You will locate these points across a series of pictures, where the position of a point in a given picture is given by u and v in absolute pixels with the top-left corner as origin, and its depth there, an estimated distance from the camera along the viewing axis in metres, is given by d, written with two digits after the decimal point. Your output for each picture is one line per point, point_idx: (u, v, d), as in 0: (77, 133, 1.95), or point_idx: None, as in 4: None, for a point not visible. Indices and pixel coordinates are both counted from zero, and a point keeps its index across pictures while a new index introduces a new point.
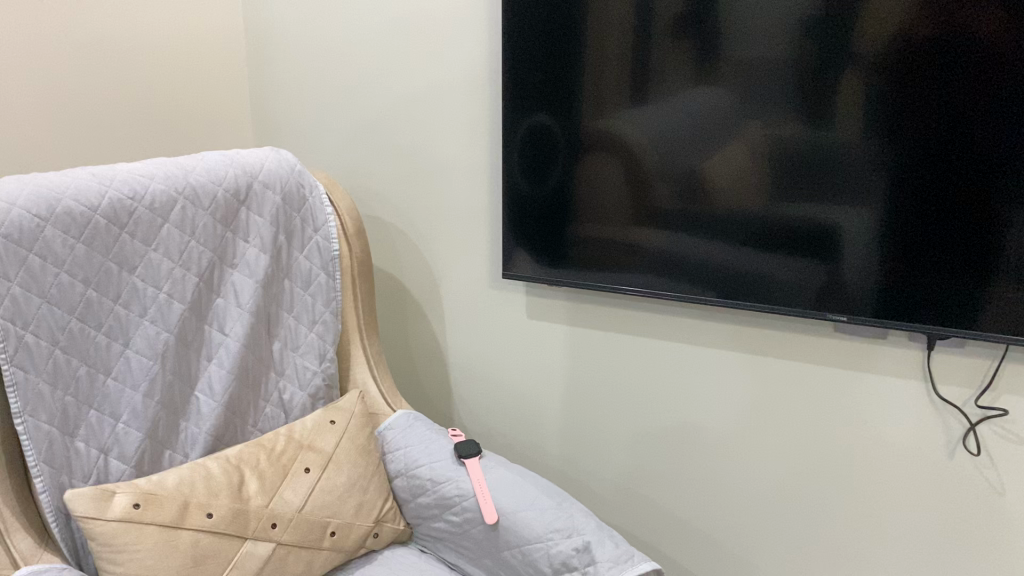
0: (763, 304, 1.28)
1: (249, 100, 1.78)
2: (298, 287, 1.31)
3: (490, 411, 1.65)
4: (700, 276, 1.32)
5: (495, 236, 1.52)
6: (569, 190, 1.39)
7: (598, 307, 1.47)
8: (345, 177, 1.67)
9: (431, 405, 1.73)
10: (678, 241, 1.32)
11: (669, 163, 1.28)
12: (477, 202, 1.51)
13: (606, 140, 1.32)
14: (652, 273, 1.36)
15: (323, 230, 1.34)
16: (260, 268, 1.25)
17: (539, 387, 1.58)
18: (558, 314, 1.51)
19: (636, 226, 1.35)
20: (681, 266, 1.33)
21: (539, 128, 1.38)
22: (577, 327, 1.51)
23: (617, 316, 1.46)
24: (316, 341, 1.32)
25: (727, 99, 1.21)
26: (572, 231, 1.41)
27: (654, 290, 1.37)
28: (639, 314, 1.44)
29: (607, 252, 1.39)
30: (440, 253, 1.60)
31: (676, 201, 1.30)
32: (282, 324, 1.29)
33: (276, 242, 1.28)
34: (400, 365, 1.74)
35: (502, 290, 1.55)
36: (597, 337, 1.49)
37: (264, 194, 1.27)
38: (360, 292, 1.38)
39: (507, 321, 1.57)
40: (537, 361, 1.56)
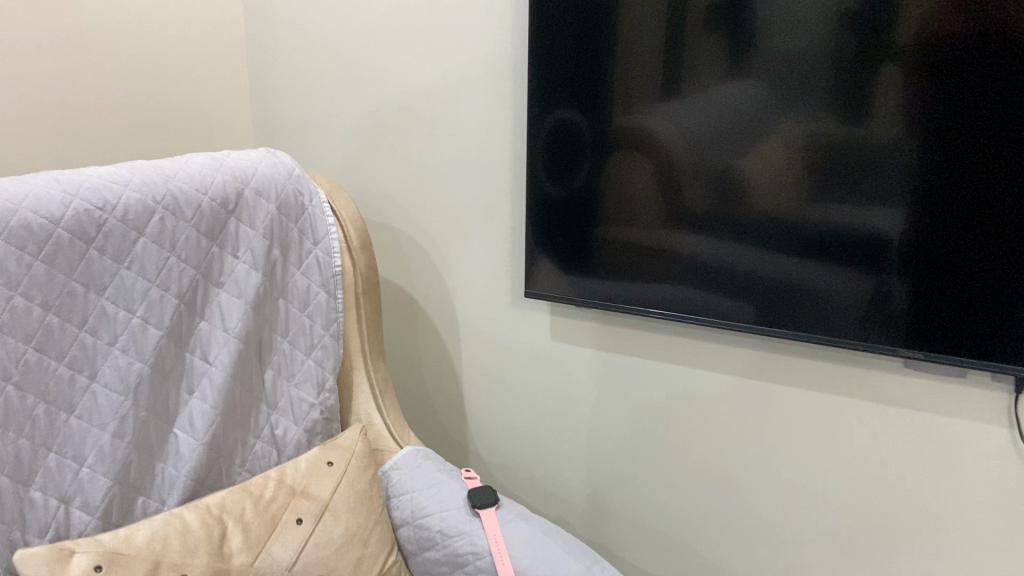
0: (814, 324, 1.11)
1: (252, 97, 1.63)
2: (295, 307, 1.16)
3: (508, 442, 1.49)
4: (738, 300, 1.16)
5: (517, 249, 1.35)
6: (596, 200, 1.23)
7: (633, 332, 1.31)
8: (353, 182, 1.52)
9: (442, 433, 1.57)
10: (714, 258, 1.16)
11: (704, 170, 1.13)
12: (498, 210, 1.35)
13: (634, 143, 1.17)
14: (686, 295, 1.20)
15: (323, 242, 1.19)
16: (250, 287, 1.10)
17: (564, 417, 1.42)
18: (587, 338, 1.35)
19: (666, 231, 1.18)
20: (717, 288, 1.17)
21: (566, 129, 1.22)
22: (608, 352, 1.34)
23: (653, 342, 1.30)
24: (315, 369, 1.17)
25: (773, 96, 1.05)
26: (597, 245, 1.25)
27: (688, 313, 1.21)
28: (680, 342, 1.28)
29: (635, 269, 1.23)
30: (455, 266, 1.43)
31: (709, 204, 1.14)
32: (275, 350, 1.14)
33: (270, 258, 1.13)
34: (409, 387, 1.58)
35: (524, 309, 1.38)
36: (631, 365, 1.33)
37: (256, 203, 1.12)
38: (366, 313, 1.23)
39: (529, 343, 1.40)
40: (562, 388, 1.40)
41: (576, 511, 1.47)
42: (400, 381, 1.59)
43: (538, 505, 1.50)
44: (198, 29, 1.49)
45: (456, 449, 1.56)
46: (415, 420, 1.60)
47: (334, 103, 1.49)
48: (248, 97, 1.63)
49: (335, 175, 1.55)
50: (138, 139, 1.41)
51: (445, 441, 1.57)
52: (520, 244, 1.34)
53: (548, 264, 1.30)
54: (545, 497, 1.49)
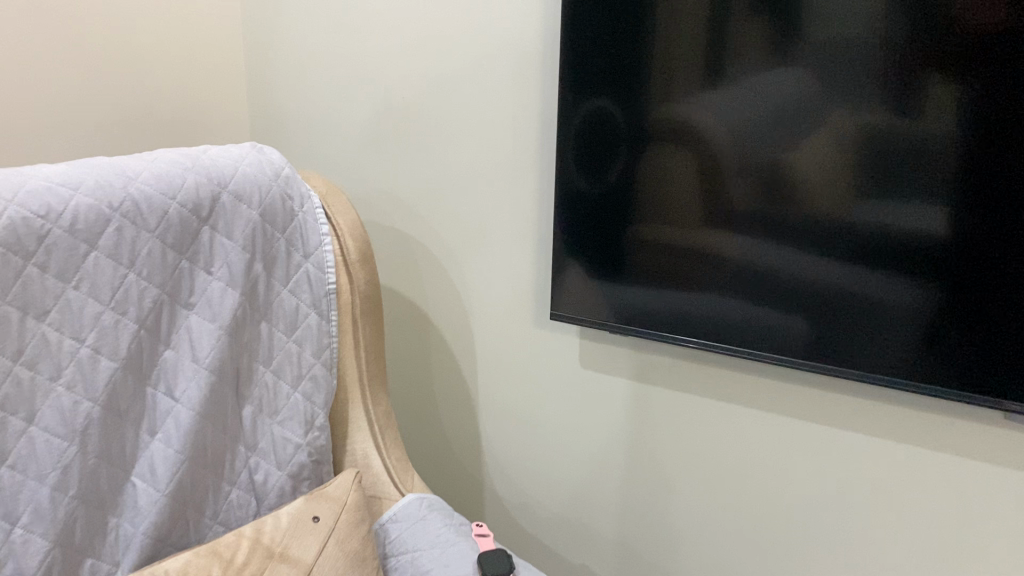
0: (888, 351, 0.91)
1: (250, 90, 1.45)
2: (280, 331, 0.98)
3: (527, 482, 1.30)
4: (796, 331, 0.96)
5: (545, 262, 1.17)
6: (630, 208, 1.04)
7: (677, 363, 1.12)
8: (358, 185, 1.34)
9: (450, 468, 1.38)
10: (766, 281, 0.97)
11: (757, 173, 0.94)
12: (523, 217, 1.17)
13: (676, 140, 0.98)
14: (733, 323, 1.01)
15: (315, 256, 1.01)
16: (225, 309, 0.93)
17: (594, 455, 1.23)
18: (623, 367, 1.16)
19: (708, 232, 0.99)
20: (770, 316, 0.98)
21: (599, 118, 1.03)
22: (646, 386, 1.16)
23: (698, 376, 1.11)
24: (302, 404, 0.99)
25: (849, 85, 0.86)
26: (630, 261, 1.06)
27: (735, 345, 1.01)
28: (732, 377, 1.08)
29: (673, 289, 1.04)
30: (473, 278, 1.25)
31: (761, 199, 0.94)
32: (255, 383, 0.97)
33: (252, 273, 0.96)
34: (414, 415, 1.39)
35: (551, 332, 1.20)
36: (673, 401, 1.14)
37: (235, 209, 0.95)
38: (364, 337, 1.04)
39: (556, 368, 1.22)
40: (593, 422, 1.21)
41: (603, 564, 1.27)
42: (403, 408, 1.40)
43: (559, 555, 1.31)
44: (190, 5, 1.31)
45: (465, 487, 1.37)
46: (419, 455, 1.41)
47: (340, 91, 1.31)
48: (244, 86, 1.45)
49: (337, 173, 1.36)
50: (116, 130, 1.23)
51: (453, 479, 1.38)
52: (548, 257, 1.16)
53: (579, 280, 1.11)
54: (568, 545, 1.30)
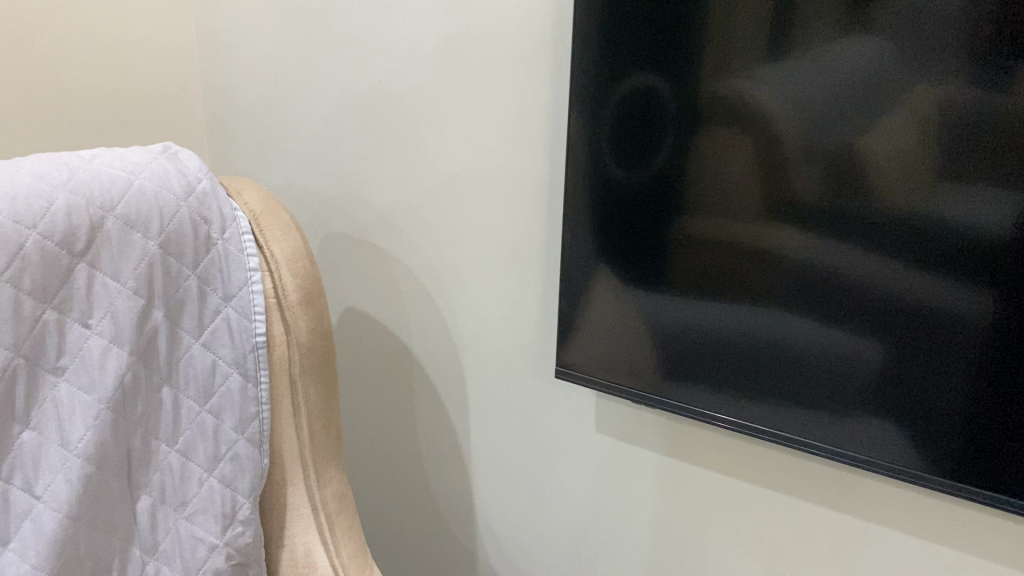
0: (1003, 413, 0.64)
1: (201, 79, 1.21)
2: (189, 396, 0.75)
3: (530, 560, 1.05)
4: (862, 416, 0.71)
5: (553, 301, 0.91)
6: (664, 224, 0.77)
7: (718, 443, 0.85)
8: (326, 195, 1.09)
9: (434, 541, 1.13)
10: (823, 346, 0.71)
11: (822, 202, 0.67)
12: (526, 241, 0.91)
13: (720, 125, 0.71)
14: (780, 399, 0.75)
15: (239, 299, 0.76)
16: (111, 376, 0.69)
17: (611, 543, 0.97)
18: (648, 441, 0.90)
19: (756, 229, 0.72)
20: (826, 392, 0.72)
21: (625, 107, 0.76)
22: (676, 466, 0.89)
23: (746, 464, 0.84)
24: (219, 492, 0.76)
25: (982, 77, 0.58)
26: (655, 311, 0.80)
27: (780, 428, 0.76)
28: (792, 471, 0.81)
29: (715, 342, 0.77)
30: (464, 312, 1.00)
31: (833, 188, 0.67)
32: (154, 468, 0.74)
33: (148, 324, 0.72)
34: (393, 474, 1.14)
35: (558, 388, 0.94)
36: (710, 492, 0.87)
37: (127, 239, 0.71)
38: (306, 405, 0.79)
39: (565, 433, 0.96)
40: (610, 505, 0.96)
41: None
42: (378, 465, 1.15)
43: None
44: None
45: (452, 566, 1.12)
46: (396, 522, 1.16)
47: (301, 77, 1.06)
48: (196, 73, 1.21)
49: (302, 179, 1.11)
50: (13, 112, 0.99)
51: (440, 555, 1.13)
52: (555, 295, 0.90)
53: (591, 326, 0.86)
54: None
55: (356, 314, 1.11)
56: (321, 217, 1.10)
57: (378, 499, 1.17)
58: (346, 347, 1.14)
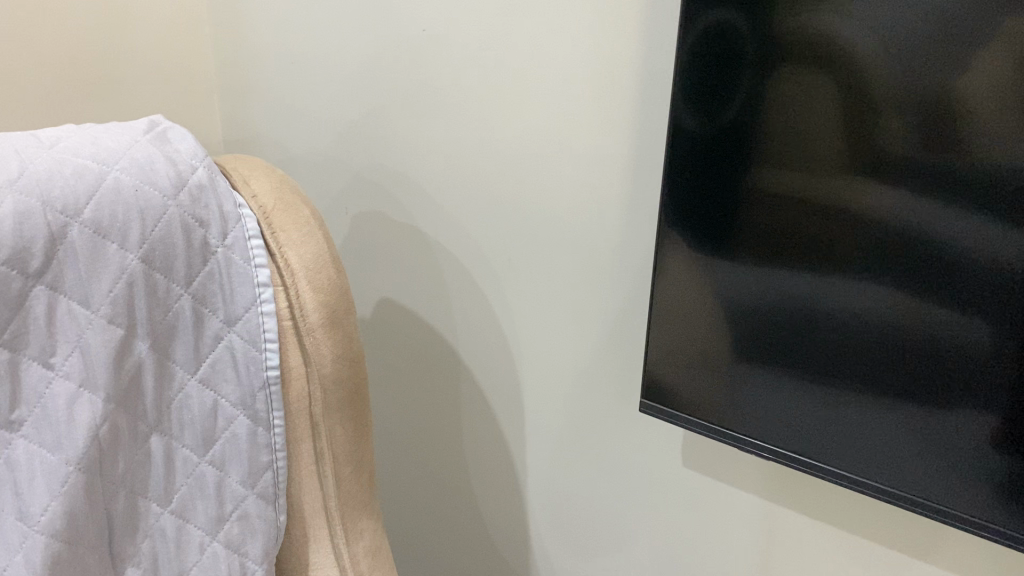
0: None
1: (211, 29, 1.03)
2: (183, 444, 0.60)
3: None
4: (935, 450, 0.55)
5: (637, 314, 0.74)
6: (735, 210, 0.59)
7: (841, 507, 0.67)
8: (358, 171, 0.92)
9: (482, 568, 0.98)
10: (887, 354, 0.55)
11: (910, 163, 0.51)
12: (607, 240, 0.73)
13: (794, 65, 0.54)
14: (851, 424, 0.58)
15: (247, 323, 0.60)
16: (82, 430, 0.54)
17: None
18: (749, 493, 0.72)
19: (820, 193, 0.55)
20: (888, 416, 0.56)
21: (715, 67, 0.57)
22: (774, 523, 0.72)
23: (875, 537, 0.66)
24: (224, 558, 0.62)
25: None
26: (768, 351, 0.61)
27: (836, 462, 0.60)
28: (942, 555, 0.63)
29: (831, 387, 0.58)
30: (526, 316, 0.83)
31: (925, 140, 0.50)
32: (143, 533, 0.59)
33: (129, 359, 0.56)
34: (433, 488, 0.99)
35: (632, 414, 0.78)
36: (824, 562, 0.70)
37: (99, 254, 0.54)
38: (331, 449, 0.63)
39: (644, 469, 0.79)
40: (696, 560, 0.78)
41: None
42: (420, 477, 1.00)
43: None
44: None
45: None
46: (440, 543, 1.01)
47: (329, 30, 0.88)
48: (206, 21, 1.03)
49: (330, 150, 0.94)
50: None
51: None
52: (644, 308, 0.73)
53: (673, 356, 0.67)
54: None
55: (397, 306, 0.94)
56: (354, 193, 0.93)
57: (416, 515, 1.03)
58: (384, 344, 0.98)
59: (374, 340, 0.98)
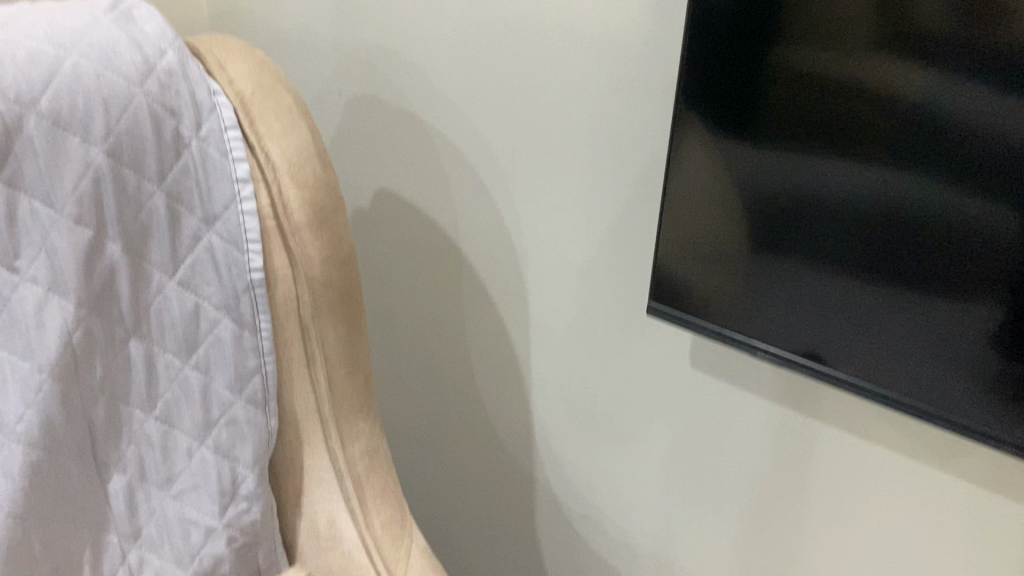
0: None
1: None
2: (165, 348, 0.57)
3: (590, 500, 0.88)
4: (952, 363, 0.52)
5: (648, 210, 0.69)
6: (749, 100, 0.54)
7: (855, 417, 0.64)
8: (353, 54, 0.86)
9: (486, 462, 0.97)
10: (909, 254, 0.51)
11: (946, 38, 0.45)
12: (616, 130, 0.68)
13: None
14: (868, 332, 0.54)
15: (227, 222, 0.57)
16: (52, 337, 0.51)
17: (688, 501, 0.79)
18: (758, 398, 0.69)
19: (843, 74, 0.49)
20: (904, 325, 0.53)
21: None
22: (783, 431, 0.69)
23: (889, 447, 0.63)
24: (214, 464, 0.59)
25: None
26: (781, 257, 0.56)
27: (848, 370, 0.56)
28: (956, 466, 0.60)
29: (849, 293, 0.54)
30: (528, 209, 0.78)
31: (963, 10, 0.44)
32: (127, 439, 0.57)
33: (101, 261, 0.53)
34: (435, 384, 0.97)
35: (640, 316, 0.75)
36: (835, 470, 0.67)
37: (59, 149, 0.50)
38: (322, 352, 0.60)
39: (648, 370, 0.76)
40: (699, 462, 0.76)
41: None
42: (420, 371, 0.98)
43: None
44: None
45: (506, 491, 0.97)
46: (441, 434, 1.00)
47: None
48: None
49: (323, 31, 0.87)
50: None
51: (489, 476, 0.98)
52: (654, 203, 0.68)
53: (683, 262, 0.62)
54: None
55: (393, 196, 0.90)
56: (347, 75, 0.87)
57: (419, 410, 1.01)
58: (382, 237, 0.94)
59: (369, 232, 0.95)
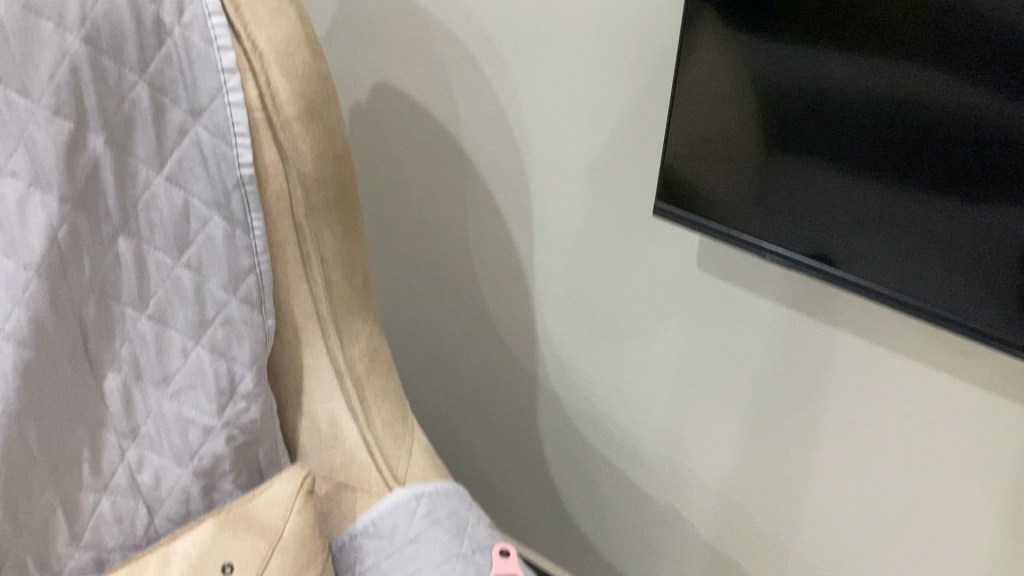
0: None
1: None
2: (154, 246, 0.55)
3: (594, 401, 0.88)
4: (959, 265, 0.50)
5: (656, 105, 0.66)
6: None
7: (865, 320, 0.62)
8: None
9: (491, 363, 0.96)
10: (917, 154, 0.48)
11: None
12: (624, 20, 0.65)
13: None
14: (874, 234, 0.53)
15: (215, 114, 0.55)
16: (35, 235, 0.49)
17: (694, 402, 0.78)
18: (766, 301, 0.68)
19: None
20: (905, 228, 0.51)
21: None
22: (791, 333, 0.68)
23: (900, 351, 0.62)
24: (210, 363, 0.58)
25: None
26: (791, 155, 0.54)
27: (852, 272, 0.55)
28: (968, 368, 0.59)
29: (856, 194, 0.52)
30: (531, 107, 0.75)
31: None
32: (119, 338, 0.55)
33: (83, 155, 0.50)
34: (439, 285, 0.96)
35: (647, 217, 0.72)
36: (844, 373, 0.66)
37: (29, 36, 0.47)
38: (319, 250, 0.60)
39: (655, 271, 0.74)
40: (706, 363, 0.75)
41: (698, 553, 0.87)
42: (421, 271, 0.97)
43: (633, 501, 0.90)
44: None
45: (511, 390, 0.96)
46: (445, 335, 0.99)
47: None
48: None
49: None
50: None
51: (494, 376, 0.97)
52: (664, 97, 0.65)
53: (692, 162, 0.59)
54: (640, 495, 0.89)
55: (392, 91, 0.86)
56: None
57: (422, 311, 1.00)
58: (382, 135, 0.91)
59: (367, 128, 0.92)
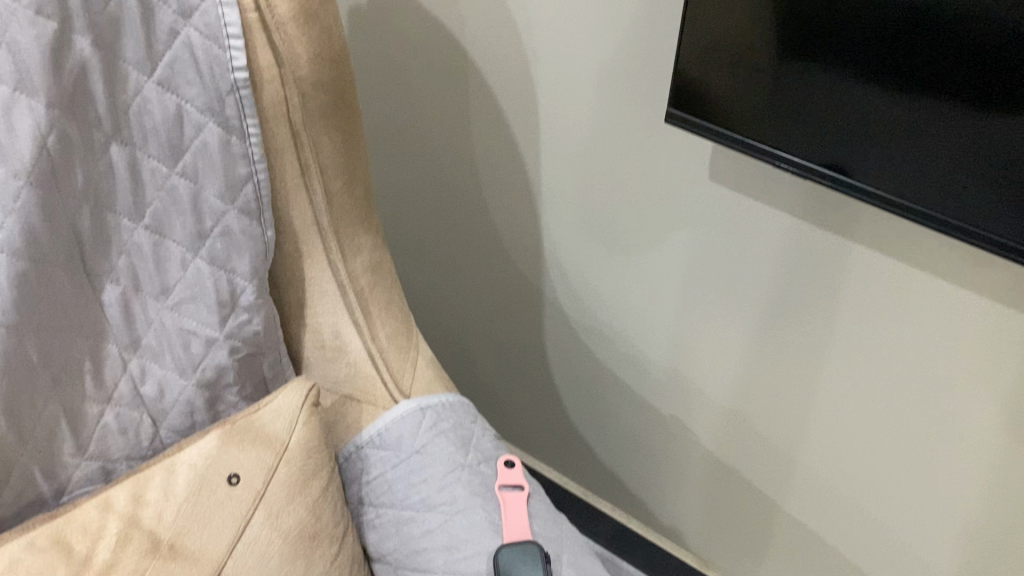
0: None
1: None
2: (148, 154, 0.53)
3: (600, 315, 0.87)
4: (980, 175, 0.48)
5: (667, 8, 0.63)
6: None
7: (877, 233, 0.61)
8: None
9: (496, 275, 0.95)
10: (941, 58, 0.46)
11: None
12: None
13: None
14: (891, 143, 0.50)
15: (206, 14, 0.53)
16: (24, 141, 0.47)
17: (701, 315, 0.77)
18: (776, 213, 0.66)
19: None
20: (917, 135, 0.49)
21: None
22: (801, 246, 0.66)
23: (912, 264, 0.60)
24: (209, 275, 0.57)
25: None
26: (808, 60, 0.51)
27: (868, 183, 0.53)
28: (981, 280, 0.57)
29: (874, 102, 0.50)
30: (536, 9, 0.72)
31: None
32: (116, 249, 0.54)
33: (69, 57, 0.48)
34: (443, 197, 0.94)
35: (656, 126, 0.70)
36: (854, 286, 0.65)
37: None
38: (315, 157, 0.59)
39: (663, 182, 0.72)
40: (714, 276, 0.74)
41: (702, 463, 0.87)
42: (425, 183, 0.95)
43: (637, 414, 0.91)
44: None
45: (516, 303, 0.96)
46: (449, 248, 0.98)
47: None
48: None
49: None
50: None
51: (499, 288, 0.96)
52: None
53: (704, 68, 0.57)
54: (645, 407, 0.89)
55: None
56: None
57: (426, 223, 0.98)
58: (383, 41, 0.88)
59: (367, 33, 0.89)
